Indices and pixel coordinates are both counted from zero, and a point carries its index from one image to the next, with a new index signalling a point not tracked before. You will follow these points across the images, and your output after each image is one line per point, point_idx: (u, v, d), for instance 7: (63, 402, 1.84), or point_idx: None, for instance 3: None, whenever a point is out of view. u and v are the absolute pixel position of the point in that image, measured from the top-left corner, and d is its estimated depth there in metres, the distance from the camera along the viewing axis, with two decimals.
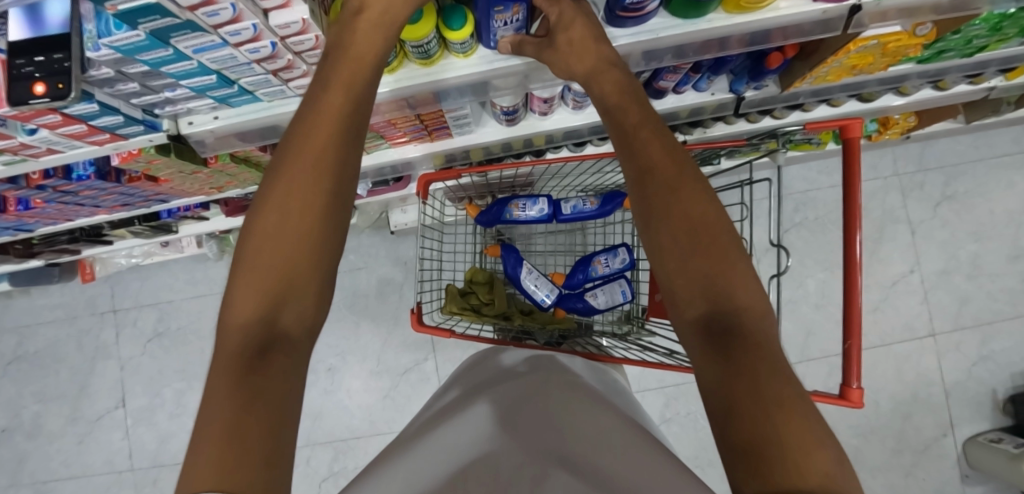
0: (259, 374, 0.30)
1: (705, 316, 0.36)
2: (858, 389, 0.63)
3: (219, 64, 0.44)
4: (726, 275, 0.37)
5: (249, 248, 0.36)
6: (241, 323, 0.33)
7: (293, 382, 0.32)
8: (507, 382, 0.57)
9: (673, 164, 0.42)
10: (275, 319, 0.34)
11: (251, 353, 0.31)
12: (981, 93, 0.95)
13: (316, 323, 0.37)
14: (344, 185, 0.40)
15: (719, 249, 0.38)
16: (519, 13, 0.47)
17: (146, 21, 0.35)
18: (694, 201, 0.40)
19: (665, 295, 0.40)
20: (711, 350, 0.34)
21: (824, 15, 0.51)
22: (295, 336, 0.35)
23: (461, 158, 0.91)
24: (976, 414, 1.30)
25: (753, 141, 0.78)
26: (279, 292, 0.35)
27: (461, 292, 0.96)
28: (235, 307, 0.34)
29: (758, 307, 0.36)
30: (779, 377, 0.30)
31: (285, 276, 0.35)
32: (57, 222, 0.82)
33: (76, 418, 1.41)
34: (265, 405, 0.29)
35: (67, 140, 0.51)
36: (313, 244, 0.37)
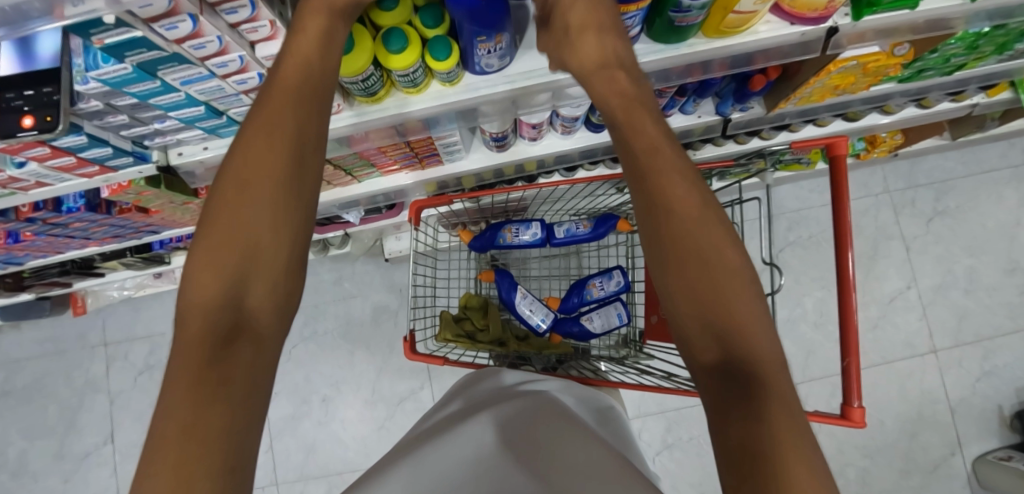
0: (223, 369, 0.30)
1: (710, 332, 0.35)
2: (860, 408, 0.60)
3: (207, 96, 0.44)
4: (725, 280, 0.35)
5: (198, 251, 0.34)
6: (202, 315, 0.32)
7: (255, 377, 0.32)
8: (514, 401, 0.54)
9: (674, 178, 0.38)
10: (238, 310, 0.33)
11: (212, 342, 0.31)
12: (965, 110, 0.97)
13: (286, 313, 0.36)
14: (306, 162, 0.38)
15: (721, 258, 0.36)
16: (502, 42, 0.47)
17: (133, 54, 0.35)
18: (697, 201, 0.38)
19: (666, 308, 0.39)
20: (717, 376, 0.33)
21: (802, 38, 0.53)
22: (263, 328, 0.34)
23: (454, 185, 0.92)
24: (983, 431, 1.25)
25: (741, 162, 0.79)
26: (241, 281, 0.33)
27: (455, 318, 0.94)
28: (193, 296, 0.32)
29: (759, 324, 0.34)
30: (786, 414, 0.30)
31: (239, 270, 0.33)
32: (47, 254, 0.81)
33: (61, 456, 1.36)
34: (231, 394, 0.29)
35: (56, 173, 0.51)
36: (276, 231, 0.35)
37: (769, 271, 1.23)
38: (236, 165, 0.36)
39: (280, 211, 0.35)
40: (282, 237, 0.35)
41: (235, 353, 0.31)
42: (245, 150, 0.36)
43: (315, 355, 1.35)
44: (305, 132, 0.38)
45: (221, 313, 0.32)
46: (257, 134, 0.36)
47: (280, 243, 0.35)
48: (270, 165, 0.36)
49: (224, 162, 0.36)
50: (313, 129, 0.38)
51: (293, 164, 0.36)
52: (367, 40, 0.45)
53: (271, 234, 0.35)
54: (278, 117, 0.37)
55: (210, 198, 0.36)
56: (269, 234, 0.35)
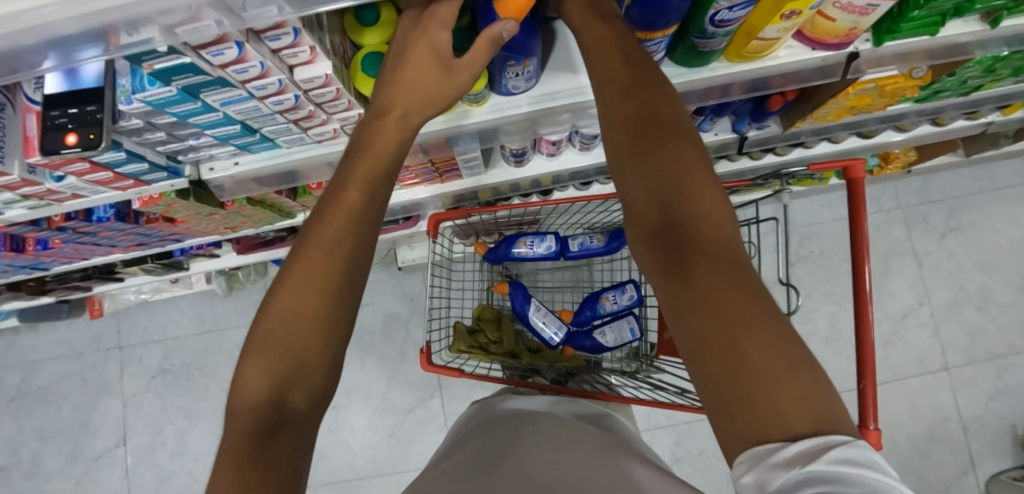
0: (266, 462, 0.30)
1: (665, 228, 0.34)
2: (875, 431, 0.60)
3: (244, 115, 0.45)
4: (682, 169, 0.34)
5: (252, 347, 0.35)
6: (251, 403, 0.32)
7: (294, 469, 0.32)
8: (462, 451, 0.54)
9: (625, 89, 0.38)
10: (282, 401, 0.33)
11: (256, 440, 0.31)
12: (979, 128, 0.97)
13: (322, 400, 0.37)
14: (357, 272, 0.39)
15: (672, 150, 0.35)
16: (530, 66, 0.47)
17: (180, 78, 0.37)
18: (653, 101, 0.37)
19: (626, 213, 0.38)
20: (671, 266, 0.32)
21: (823, 62, 0.54)
22: (302, 423, 0.34)
23: (470, 198, 0.93)
24: (997, 450, 1.23)
25: (757, 181, 0.80)
26: (287, 375, 0.34)
27: (468, 330, 0.95)
28: (241, 395, 0.33)
29: (714, 211, 0.33)
30: (742, 294, 0.28)
31: (287, 368, 0.34)
32: (72, 261, 0.83)
33: (75, 457, 1.37)
34: (270, 484, 0.29)
35: (92, 186, 0.53)
36: (324, 332, 0.36)
37: (781, 286, 1.23)
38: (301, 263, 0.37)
39: (330, 318, 0.36)
40: (329, 332, 0.36)
41: (278, 446, 0.31)
42: (308, 252, 0.37)
43: None
44: (363, 234, 0.39)
45: (265, 411, 0.32)
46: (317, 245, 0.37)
47: (326, 348, 0.36)
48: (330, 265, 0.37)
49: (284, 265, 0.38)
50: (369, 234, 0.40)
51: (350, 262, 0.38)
52: None
53: (321, 337, 0.36)
54: (336, 228, 0.38)
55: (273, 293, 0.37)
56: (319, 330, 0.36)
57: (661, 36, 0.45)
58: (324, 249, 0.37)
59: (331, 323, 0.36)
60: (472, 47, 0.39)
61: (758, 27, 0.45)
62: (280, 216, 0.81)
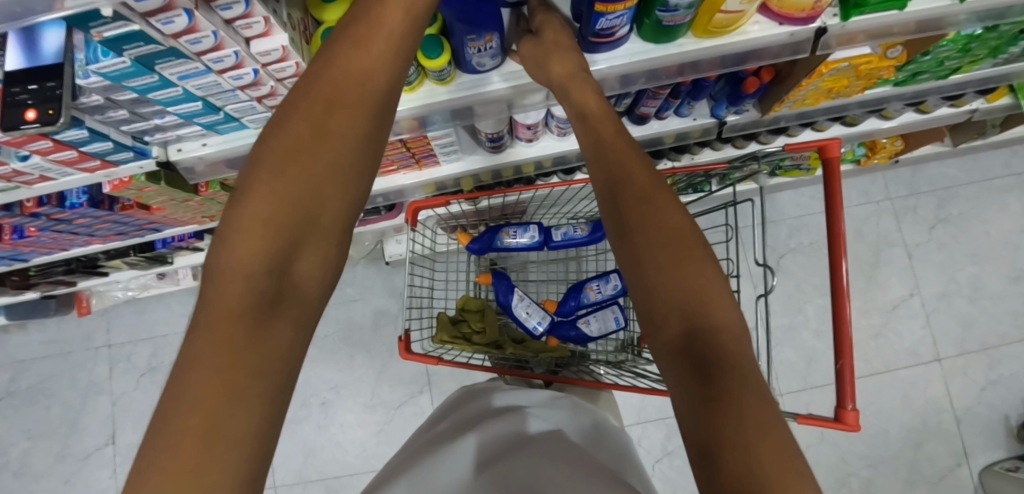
0: (259, 336, 0.29)
1: (686, 334, 0.34)
2: (854, 411, 0.59)
3: (205, 91, 0.45)
4: (701, 280, 0.36)
5: (238, 205, 0.33)
6: (243, 265, 0.31)
7: (289, 362, 0.31)
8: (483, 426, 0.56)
9: (653, 183, 0.42)
10: (280, 271, 0.33)
11: (249, 318, 0.30)
12: (963, 115, 0.97)
13: (328, 280, 0.37)
14: (366, 162, 0.39)
15: (684, 246, 0.38)
16: (493, 41, 0.47)
17: (131, 48, 0.37)
18: (665, 208, 0.40)
19: (643, 315, 0.38)
20: (690, 370, 0.32)
21: (791, 38, 0.54)
22: (305, 303, 0.34)
23: (452, 187, 0.93)
24: (989, 442, 1.22)
25: (734, 166, 0.80)
26: (290, 242, 0.34)
27: (451, 320, 0.94)
28: (228, 261, 0.32)
29: (735, 326, 0.35)
30: (756, 396, 0.29)
31: (287, 236, 0.34)
32: (52, 251, 0.83)
33: (64, 455, 1.36)
34: (254, 368, 0.28)
35: (58, 167, 0.52)
36: (335, 211, 0.36)
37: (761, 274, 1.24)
38: (300, 129, 0.36)
39: (338, 203, 0.37)
40: (337, 218, 0.37)
41: (272, 328, 0.30)
42: (298, 128, 0.36)
43: (314, 358, 1.35)
44: (375, 129, 0.39)
45: (263, 280, 0.32)
46: (314, 113, 0.37)
47: (332, 233, 0.36)
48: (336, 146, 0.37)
49: (272, 129, 0.36)
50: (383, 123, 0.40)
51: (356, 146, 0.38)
52: None
53: (332, 219, 0.36)
54: (341, 115, 0.37)
55: (256, 155, 0.36)
56: (325, 212, 0.36)
57: (622, 7, 0.44)
58: (333, 135, 0.37)
59: (338, 201, 0.37)
60: None
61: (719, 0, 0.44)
62: None
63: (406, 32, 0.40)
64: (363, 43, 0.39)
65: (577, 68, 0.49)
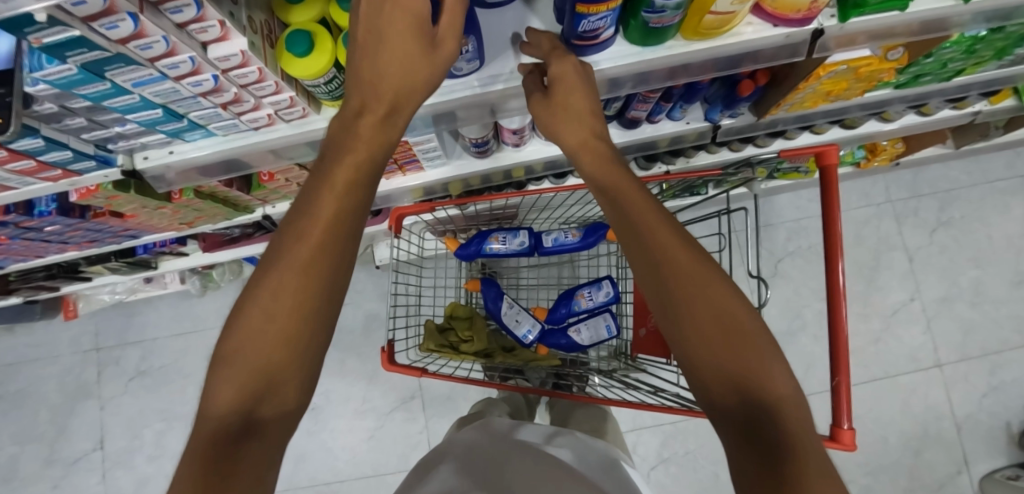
0: (228, 469, 0.27)
1: (736, 403, 0.31)
2: (850, 430, 0.57)
3: (164, 98, 0.43)
4: (742, 335, 0.33)
5: (234, 328, 0.33)
6: (227, 395, 0.30)
7: (255, 485, 0.29)
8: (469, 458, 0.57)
9: (671, 226, 0.38)
10: (262, 393, 0.31)
11: (219, 449, 0.28)
12: (967, 117, 0.94)
13: (310, 384, 0.34)
14: (351, 249, 0.36)
15: (719, 295, 0.34)
16: (469, 44, 0.44)
17: (75, 55, 0.34)
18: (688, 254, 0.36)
19: (687, 375, 0.35)
20: (746, 445, 0.29)
21: (787, 40, 0.51)
22: (282, 421, 0.32)
23: (440, 192, 0.90)
24: (991, 449, 1.20)
25: (729, 170, 0.77)
26: (279, 360, 0.32)
27: (439, 328, 0.92)
28: (209, 405, 0.30)
29: (786, 386, 0.31)
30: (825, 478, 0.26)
31: (276, 350, 0.32)
32: (28, 258, 0.81)
33: (52, 460, 1.35)
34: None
35: (18, 177, 0.50)
36: (322, 310, 0.34)
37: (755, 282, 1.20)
38: (291, 231, 0.35)
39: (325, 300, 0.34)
40: (324, 318, 0.34)
41: (244, 455, 0.29)
42: (286, 238, 0.35)
43: None
44: (358, 214, 0.37)
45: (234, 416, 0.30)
46: (303, 217, 0.35)
47: (316, 329, 0.34)
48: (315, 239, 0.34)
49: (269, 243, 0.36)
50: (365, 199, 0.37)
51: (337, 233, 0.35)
52: (327, 43, 0.44)
53: (319, 320, 0.34)
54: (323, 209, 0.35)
55: (258, 269, 0.35)
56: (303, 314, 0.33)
57: (606, 9, 0.42)
58: (317, 229, 0.34)
59: (325, 297, 0.34)
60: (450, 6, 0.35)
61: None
62: (235, 211, 0.80)
63: (407, 100, 0.37)
64: (366, 109, 0.37)
65: (579, 103, 0.45)
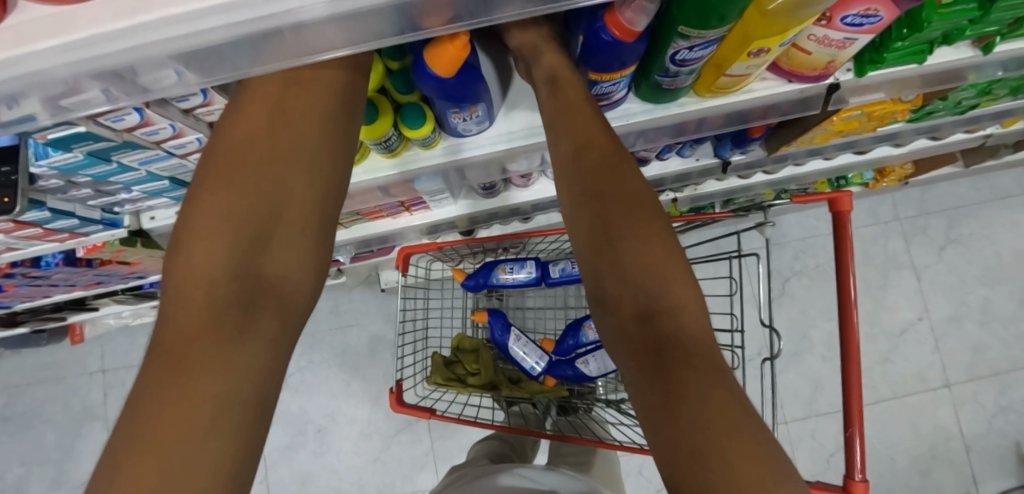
0: (222, 350, 0.28)
1: (640, 312, 0.34)
2: (863, 482, 0.56)
3: (170, 172, 0.43)
4: (660, 260, 0.35)
5: (200, 202, 0.33)
6: (208, 268, 0.31)
7: (271, 361, 0.31)
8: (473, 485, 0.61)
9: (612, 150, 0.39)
10: (250, 265, 0.32)
11: (221, 324, 0.29)
12: (978, 140, 0.93)
13: (306, 263, 0.35)
14: (337, 130, 0.37)
15: (643, 222, 0.36)
16: (478, 110, 0.45)
17: (81, 146, 0.34)
18: (627, 181, 0.38)
19: (593, 287, 0.37)
20: (644, 355, 0.32)
21: (801, 95, 0.50)
22: (284, 294, 0.33)
23: (446, 227, 0.87)
24: (999, 469, 1.19)
25: (739, 210, 0.76)
26: (258, 235, 0.33)
27: (446, 361, 0.92)
28: (190, 268, 0.31)
29: (693, 303, 0.34)
30: (713, 383, 0.30)
31: (257, 225, 0.33)
32: (34, 298, 0.80)
33: (60, 482, 1.36)
34: (228, 375, 0.28)
35: (24, 241, 0.50)
36: (309, 189, 0.36)
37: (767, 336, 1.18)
38: (256, 119, 0.35)
39: (308, 183, 0.35)
40: (316, 197, 0.36)
41: (253, 327, 0.30)
42: (245, 124, 0.35)
43: (311, 384, 1.33)
44: (335, 97, 0.37)
45: (230, 285, 0.31)
46: (272, 100, 0.35)
47: (305, 210, 0.35)
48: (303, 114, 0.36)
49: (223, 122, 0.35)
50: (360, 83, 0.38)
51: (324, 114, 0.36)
52: None
53: (301, 199, 0.35)
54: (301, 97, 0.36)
55: (211, 151, 0.35)
56: (296, 190, 0.35)
57: (619, 76, 0.41)
58: (293, 116, 0.35)
59: (307, 179, 0.35)
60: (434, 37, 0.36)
61: (725, 63, 0.41)
62: None
63: None
64: None
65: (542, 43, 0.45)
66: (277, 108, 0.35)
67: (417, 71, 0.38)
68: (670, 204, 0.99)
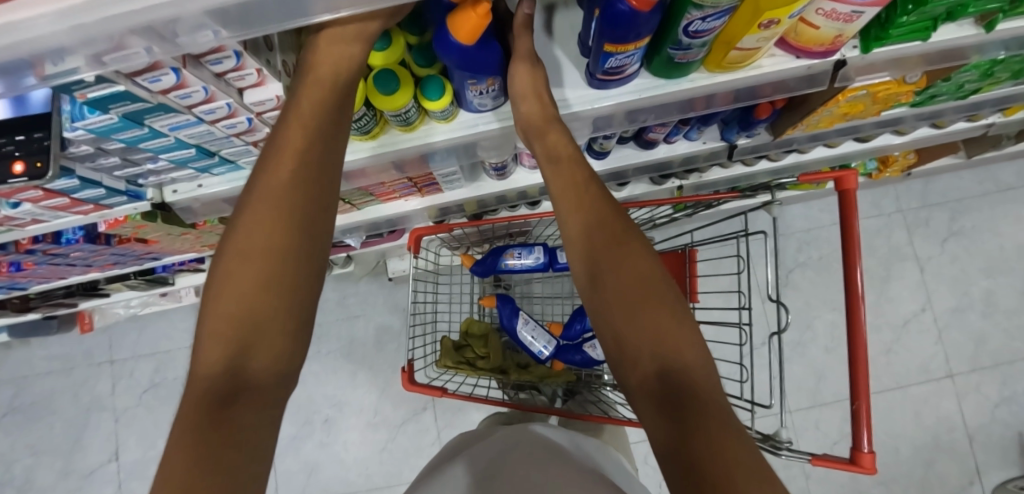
0: (225, 433, 0.29)
1: (656, 372, 0.38)
2: (870, 454, 0.57)
3: (197, 139, 0.44)
4: (667, 324, 0.41)
5: (208, 314, 0.35)
6: (209, 367, 0.33)
7: (262, 446, 0.31)
8: (482, 443, 0.63)
9: (614, 232, 0.46)
10: (243, 360, 0.33)
11: (218, 407, 0.30)
12: (980, 130, 0.94)
13: (291, 361, 0.36)
14: (316, 228, 0.38)
15: (648, 291, 0.42)
16: (494, 84, 0.47)
17: (117, 106, 0.35)
18: (632, 256, 0.44)
19: (613, 352, 0.42)
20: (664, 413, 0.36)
21: (808, 71, 0.51)
22: (266, 392, 0.34)
23: (456, 211, 0.88)
24: (1002, 459, 1.20)
25: (746, 192, 0.76)
26: (246, 330, 0.34)
27: (455, 345, 0.94)
28: (202, 363, 0.33)
29: (700, 362, 0.39)
30: (726, 433, 0.33)
31: (247, 318, 0.34)
32: (50, 280, 0.82)
33: (68, 472, 1.37)
34: (237, 452, 0.29)
35: (50, 212, 0.51)
36: (294, 282, 0.36)
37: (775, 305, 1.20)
38: (246, 225, 0.37)
39: (293, 273, 0.36)
40: (301, 290, 0.37)
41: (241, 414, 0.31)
42: (242, 229, 0.37)
43: (317, 374, 1.34)
44: (316, 190, 0.38)
45: (224, 379, 0.32)
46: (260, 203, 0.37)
47: (289, 306, 0.36)
48: (289, 166, 0.37)
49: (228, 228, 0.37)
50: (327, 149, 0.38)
51: (308, 218, 0.37)
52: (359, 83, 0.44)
53: (288, 296, 0.36)
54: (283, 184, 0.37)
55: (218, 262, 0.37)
56: (291, 292, 0.36)
57: (634, 47, 0.42)
58: (278, 213, 0.36)
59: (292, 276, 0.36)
60: (455, 11, 0.37)
61: (735, 37, 0.42)
62: None
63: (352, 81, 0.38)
64: (315, 67, 0.38)
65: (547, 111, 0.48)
66: (261, 209, 0.37)
67: (439, 41, 0.39)
68: (675, 192, 1.01)
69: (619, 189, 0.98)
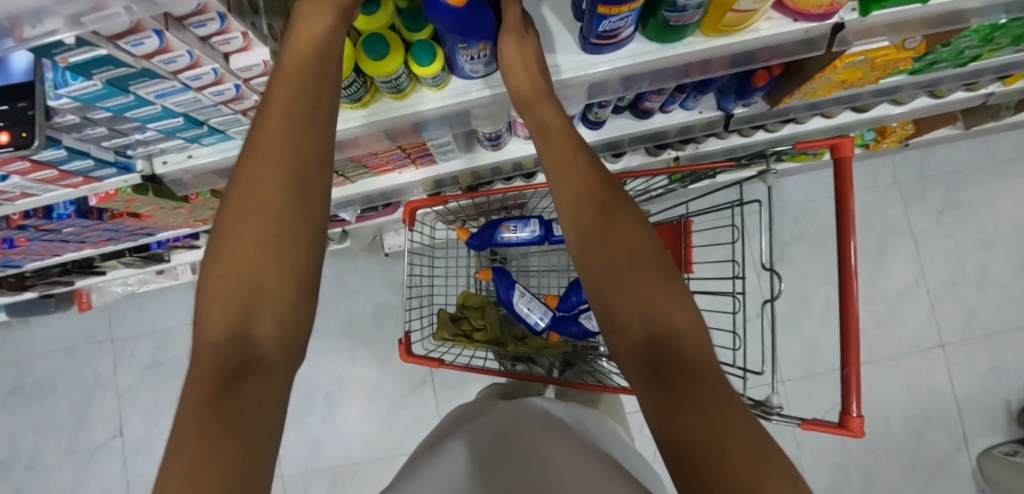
0: (233, 400, 0.30)
1: (649, 342, 0.39)
2: (859, 418, 0.59)
3: (184, 107, 0.43)
4: (658, 294, 0.41)
5: (208, 282, 0.36)
6: (215, 335, 0.33)
7: (271, 408, 0.32)
8: (479, 421, 0.63)
9: (604, 203, 0.46)
10: (246, 324, 0.34)
11: (223, 376, 0.31)
12: (979, 99, 0.94)
13: (295, 326, 0.37)
14: (309, 190, 0.38)
15: (639, 262, 0.43)
16: (485, 49, 0.46)
17: (100, 71, 0.34)
18: (624, 229, 0.44)
19: (608, 325, 0.43)
20: (657, 381, 0.37)
21: (806, 35, 0.50)
22: (273, 356, 0.34)
23: (451, 183, 0.88)
24: (988, 427, 1.25)
25: (742, 160, 0.76)
26: (247, 298, 0.35)
27: (452, 318, 0.95)
28: (207, 331, 0.34)
29: (693, 330, 0.39)
30: (716, 396, 0.34)
31: (247, 286, 0.35)
32: (44, 257, 0.82)
33: (75, 448, 1.40)
34: (250, 414, 0.30)
35: (39, 185, 0.50)
36: (294, 246, 0.37)
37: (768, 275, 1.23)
38: (241, 195, 0.37)
39: (290, 237, 0.37)
40: (299, 253, 0.38)
41: (250, 378, 0.32)
42: (237, 198, 0.37)
43: (319, 351, 1.36)
44: (306, 154, 0.38)
45: (229, 346, 0.33)
46: (254, 171, 0.37)
47: (286, 271, 0.37)
48: (279, 133, 0.37)
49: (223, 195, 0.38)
50: (308, 105, 0.38)
51: (300, 180, 0.38)
52: (348, 48, 0.43)
53: (286, 261, 0.37)
54: (275, 150, 0.37)
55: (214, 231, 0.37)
56: (292, 257, 0.37)
57: (628, 10, 0.41)
58: (269, 181, 0.37)
59: (291, 242, 0.37)
60: None
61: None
62: None
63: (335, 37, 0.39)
64: (291, 46, 0.39)
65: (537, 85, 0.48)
66: (251, 178, 0.37)
67: (428, 3, 0.38)
68: (671, 163, 1.01)
69: (616, 161, 0.97)
